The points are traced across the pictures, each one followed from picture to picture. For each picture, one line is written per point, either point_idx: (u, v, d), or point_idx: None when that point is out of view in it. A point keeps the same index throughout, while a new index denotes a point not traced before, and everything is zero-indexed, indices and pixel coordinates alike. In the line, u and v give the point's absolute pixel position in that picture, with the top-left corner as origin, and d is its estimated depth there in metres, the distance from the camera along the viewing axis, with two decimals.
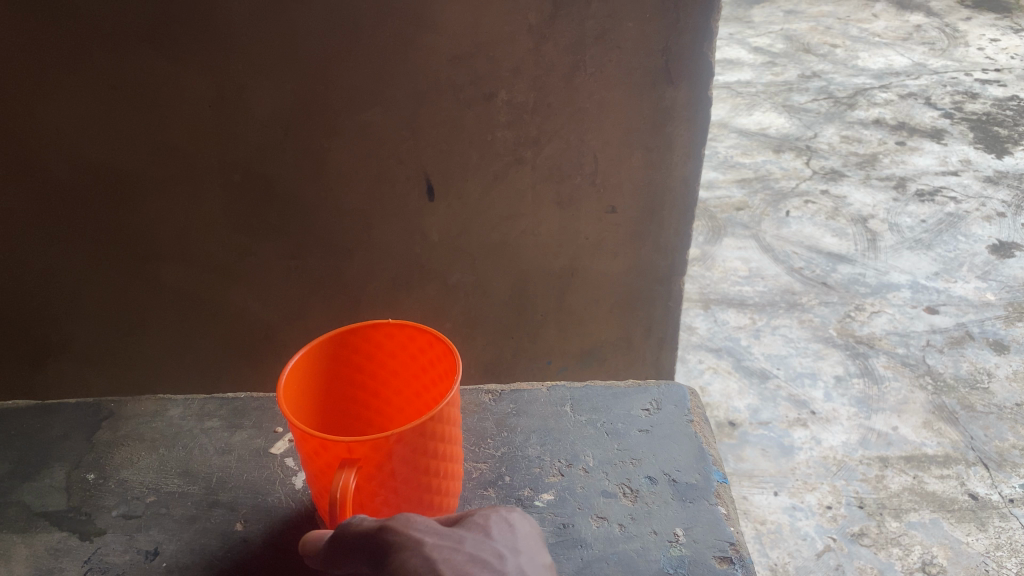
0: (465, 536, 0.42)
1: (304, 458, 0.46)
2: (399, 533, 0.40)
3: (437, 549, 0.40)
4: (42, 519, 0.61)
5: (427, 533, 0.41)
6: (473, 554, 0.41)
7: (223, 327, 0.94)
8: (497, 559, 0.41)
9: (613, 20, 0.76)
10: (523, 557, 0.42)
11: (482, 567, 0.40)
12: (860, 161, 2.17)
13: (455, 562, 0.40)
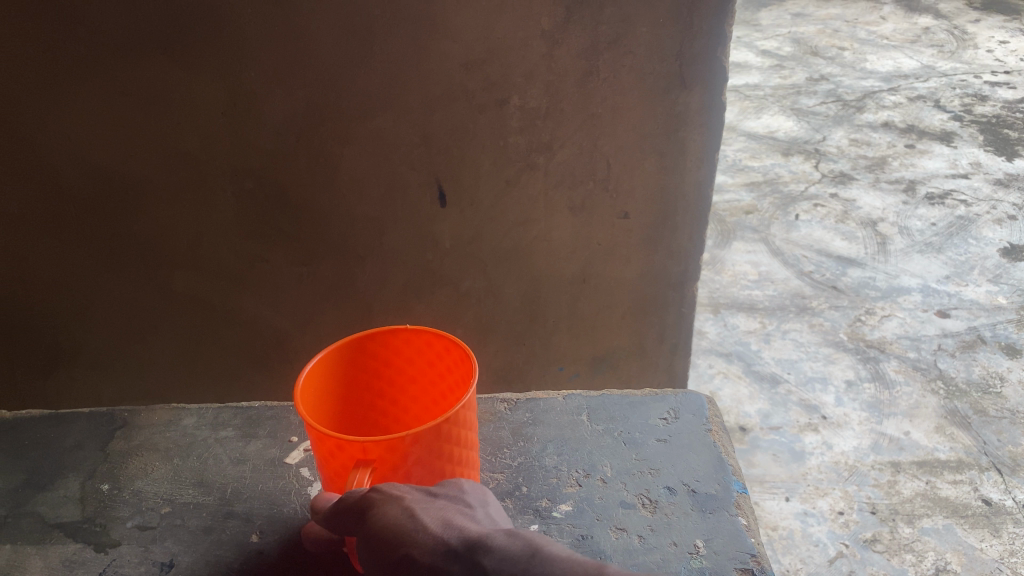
0: (441, 491, 0.43)
1: (321, 462, 0.46)
2: (379, 488, 0.41)
3: (417, 501, 0.41)
4: (57, 530, 0.60)
5: (405, 489, 0.42)
6: (451, 505, 0.42)
7: (235, 334, 0.93)
8: (470, 507, 0.42)
9: (627, 24, 0.76)
10: (495, 511, 0.44)
11: (460, 515, 0.41)
12: (869, 164, 2.15)
13: (434, 510, 0.41)
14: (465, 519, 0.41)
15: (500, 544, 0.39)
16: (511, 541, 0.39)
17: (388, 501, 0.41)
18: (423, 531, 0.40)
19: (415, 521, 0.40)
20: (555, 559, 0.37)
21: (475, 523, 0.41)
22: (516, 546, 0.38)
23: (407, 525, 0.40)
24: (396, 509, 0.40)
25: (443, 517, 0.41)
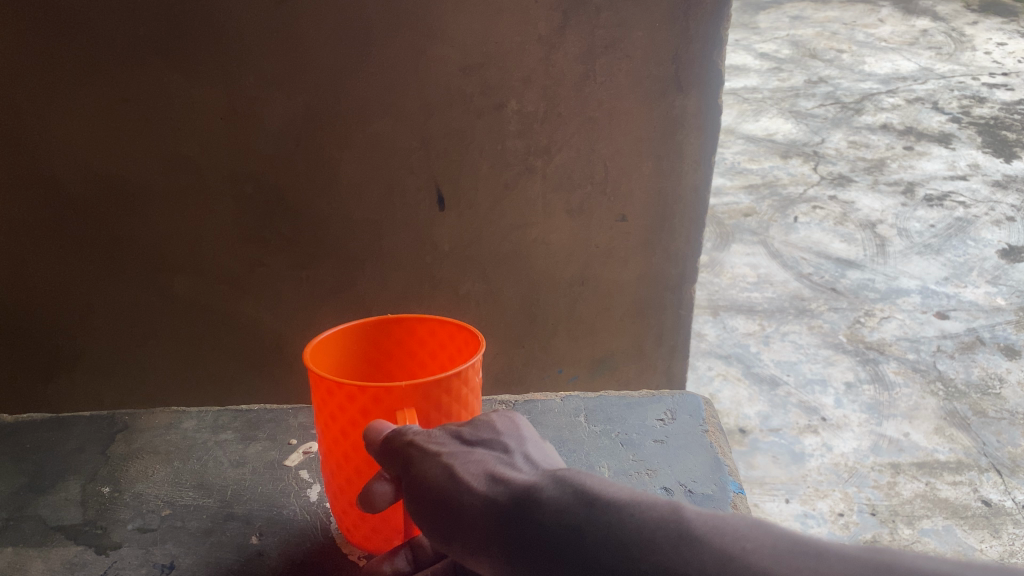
0: (476, 437, 0.41)
1: (341, 430, 0.45)
2: (416, 444, 0.40)
3: (454, 453, 0.40)
4: (57, 532, 0.61)
5: (442, 438, 0.41)
6: (491, 452, 0.40)
7: (236, 337, 0.91)
8: (509, 452, 0.40)
9: (623, 29, 0.78)
10: (539, 449, 0.42)
11: (502, 463, 0.40)
12: (868, 166, 2.16)
13: (475, 461, 0.39)
14: (507, 467, 0.39)
15: (548, 491, 0.36)
16: (559, 487, 0.36)
17: (425, 458, 0.39)
18: (467, 489, 0.38)
19: (458, 479, 0.38)
20: (610, 504, 0.34)
21: (521, 471, 0.39)
22: (567, 494, 0.35)
23: (450, 482, 0.38)
24: (437, 466, 0.39)
25: (485, 470, 0.39)
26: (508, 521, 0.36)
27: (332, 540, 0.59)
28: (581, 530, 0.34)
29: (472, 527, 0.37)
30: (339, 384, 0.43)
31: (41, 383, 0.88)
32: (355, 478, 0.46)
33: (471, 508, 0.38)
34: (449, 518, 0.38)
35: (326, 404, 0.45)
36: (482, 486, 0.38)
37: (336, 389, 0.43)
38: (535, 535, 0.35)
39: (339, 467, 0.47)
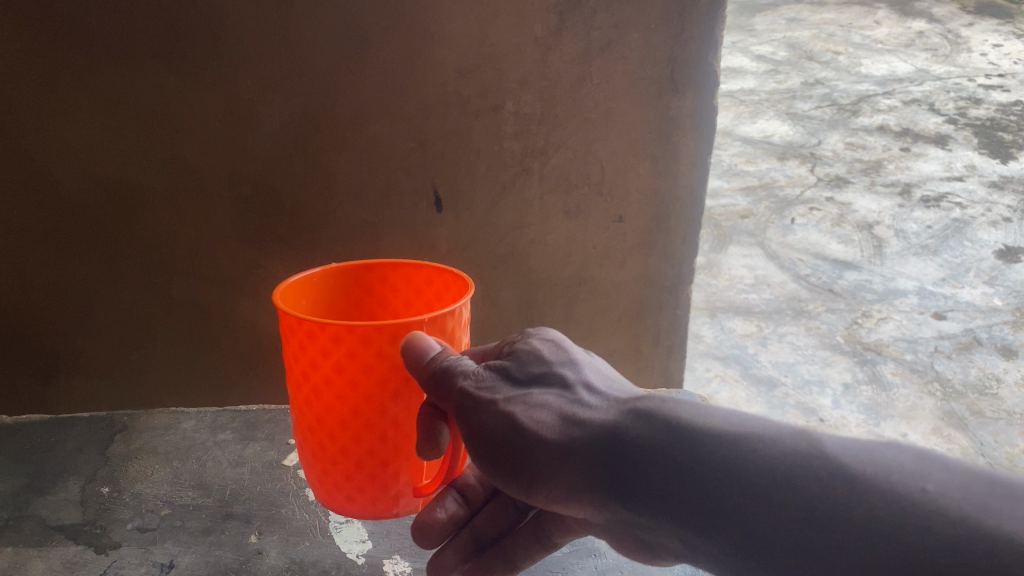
0: (530, 373, 0.46)
1: (353, 378, 0.48)
2: (471, 395, 0.46)
3: (511, 395, 0.45)
4: (57, 532, 0.61)
5: (495, 385, 0.46)
6: (544, 386, 0.46)
7: (234, 342, 0.89)
8: (567, 383, 0.45)
9: (619, 30, 0.78)
10: (587, 370, 0.46)
11: (563, 397, 0.45)
12: (865, 167, 2.17)
13: (534, 401, 0.45)
14: (570, 402, 0.44)
15: (617, 421, 0.41)
16: (626, 416, 0.41)
17: (483, 407, 0.45)
18: (538, 433, 0.43)
19: (525, 424, 0.44)
20: (705, 437, 0.38)
21: (585, 402, 0.44)
22: (645, 431, 0.40)
23: (516, 426, 0.44)
24: (500, 413, 0.45)
25: (551, 409, 0.44)
26: (585, 455, 0.42)
27: (331, 540, 0.61)
28: (676, 463, 0.38)
29: (549, 465, 0.43)
30: (349, 331, 0.46)
31: (43, 386, 0.89)
32: (363, 426, 0.49)
33: (544, 448, 0.43)
34: (525, 461, 0.44)
35: (328, 357, 0.47)
36: (549, 425, 0.43)
37: (344, 336, 0.46)
38: (625, 468, 0.40)
39: (341, 418, 0.49)
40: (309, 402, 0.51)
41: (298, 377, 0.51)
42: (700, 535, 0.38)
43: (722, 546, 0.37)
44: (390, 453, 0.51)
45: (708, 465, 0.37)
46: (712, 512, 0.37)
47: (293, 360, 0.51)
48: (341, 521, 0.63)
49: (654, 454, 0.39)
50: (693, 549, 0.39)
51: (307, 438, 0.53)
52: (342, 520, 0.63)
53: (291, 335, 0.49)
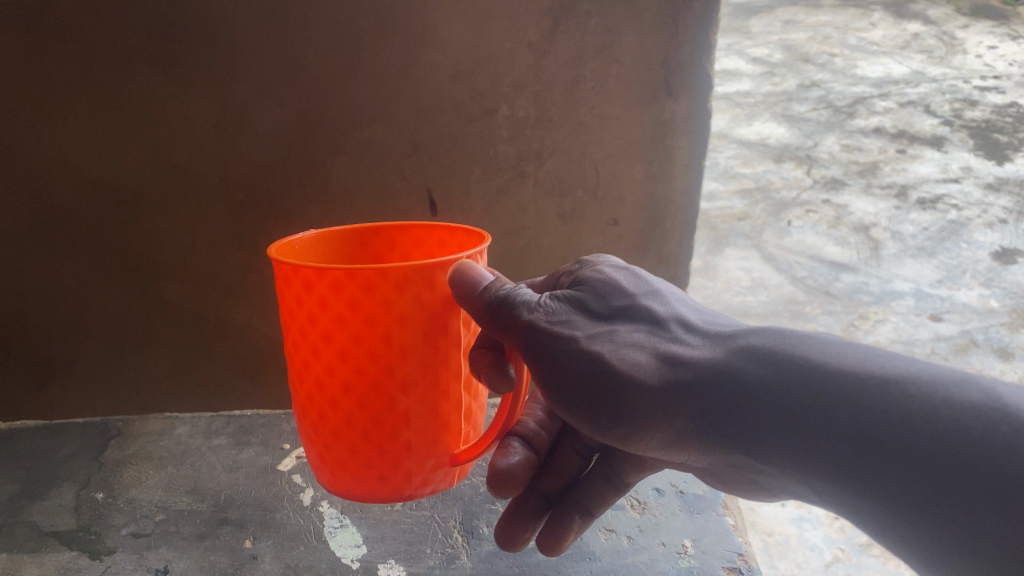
0: (614, 310, 0.49)
1: (386, 333, 0.45)
2: (560, 333, 0.48)
3: (598, 332, 0.48)
4: (52, 538, 0.61)
5: (579, 322, 0.48)
6: (628, 322, 0.48)
7: (229, 349, 0.87)
8: (655, 322, 0.49)
9: (613, 34, 0.79)
10: (667, 305, 0.50)
11: (655, 337, 0.48)
12: (860, 169, 2.13)
13: (623, 337, 0.47)
14: (664, 341, 0.47)
15: (727, 360, 0.45)
16: (735, 355, 0.45)
17: (569, 343, 0.48)
18: (639, 372, 0.46)
19: (624, 363, 0.46)
20: (849, 379, 0.40)
21: (677, 341, 0.47)
22: (769, 376, 0.42)
23: (612, 363, 0.47)
24: (592, 350, 0.47)
25: (647, 348, 0.47)
26: (687, 388, 0.45)
27: (326, 545, 0.62)
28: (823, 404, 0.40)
29: (647, 398, 0.46)
30: (384, 277, 0.44)
31: (36, 395, 0.88)
32: (398, 388, 0.47)
33: (643, 383, 0.46)
34: (618, 396, 0.47)
35: (359, 312, 0.45)
36: (645, 362, 0.46)
37: (379, 284, 0.44)
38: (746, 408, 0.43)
39: (372, 384, 0.46)
40: (327, 373, 0.47)
41: (311, 348, 0.47)
42: (807, 457, 0.41)
43: (833, 467, 0.40)
44: (424, 416, 0.48)
45: (828, 393, 0.40)
46: (827, 436, 0.40)
47: (303, 329, 0.47)
48: (336, 527, 0.64)
49: (767, 382, 0.43)
50: (790, 469, 0.43)
51: (323, 417, 0.49)
52: (337, 525, 0.64)
53: (304, 298, 0.46)
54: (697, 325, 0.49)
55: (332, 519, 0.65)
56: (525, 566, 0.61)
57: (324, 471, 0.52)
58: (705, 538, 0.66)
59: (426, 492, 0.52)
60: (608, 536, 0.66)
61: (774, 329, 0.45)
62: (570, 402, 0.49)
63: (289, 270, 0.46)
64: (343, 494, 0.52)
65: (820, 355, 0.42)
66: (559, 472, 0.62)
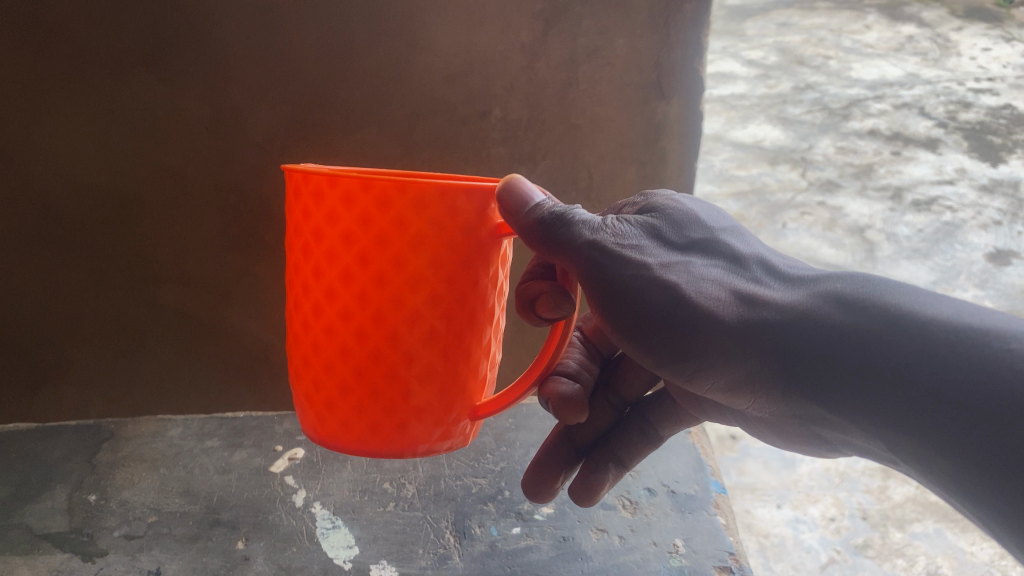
0: (690, 242, 0.48)
1: (433, 261, 0.41)
2: (637, 262, 0.47)
3: (674, 261, 0.47)
4: (44, 540, 0.61)
5: (652, 248, 0.47)
6: (702, 255, 0.48)
7: (222, 351, 0.88)
8: (732, 258, 0.48)
9: (605, 36, 0.79)
10: (742, 240, 0.50)
11: (732, 275, 0.48)
12: (857, 171, 1.85)
13: (699, 270, 0.47)
14: (741, 281, 0.47)
15: (815, 307, 0.45)
16: (824, 301, 0.45)
17: (643, 270, 0.47)
18: (717, 311, 0.46)
19: (701, 301, 0.46)
20: (922, 329, 0.41)
21: (754, 281, 0.47)
22: (862, 323, 0.43)
23: (688, 294, 0.46)
24: (668, 280, 0.46)
25: (725, 286, 0.47)
26: (766, 325, 0.46)
27: (318, 546, 0.63)
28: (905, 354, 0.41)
29: (720, 333, 0.47)
30: (439, 195, 0.40)
31: (22, 402, 0.84)
32: (438, 323, 0.42)
33: (720, 319, 0.46)
34: (690, 328, 0.47)
35: (407, 231, 0.40)
36: (722, 297, 0.46)
37: (432, 202, 0.40)
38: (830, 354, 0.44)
39: (410, 316, 0.41)
40: (357, 303, 0.41)
41: (337, 276, 0.41)
42: (874, 394, 0.43)
43: (897, 405, 0.42)
44: (458, 359, 0.44)
45: (911, 337, 0.41)
46: (898, 376, 0.41)
47: (328, 252, 0.41)
48: (329, 528, 0.65)
49: (850, 323, 0.43)
50: (852, 404, 0.44)
51: (343, 357, 0.42)
52: (330, 526, 0.65)
53: (338, 215, 0.40)
54: (768, 262, 0.49)
55: (325, 520, 0.66)
56: (518, 566, 0.62)
57: (331, 426, 0.45)
58: (696, 537, 0.67)
59: (442, 449, 0.47)
60: (600, 535, 0.66)
61: (852, 273, 0.46)
62: (632, 331, 0.49)
63: (323, 182, 0.41)
64: (351, 451, 0.45)
65: (901, 301, 0.43)
66: (593, 424, 0.66)
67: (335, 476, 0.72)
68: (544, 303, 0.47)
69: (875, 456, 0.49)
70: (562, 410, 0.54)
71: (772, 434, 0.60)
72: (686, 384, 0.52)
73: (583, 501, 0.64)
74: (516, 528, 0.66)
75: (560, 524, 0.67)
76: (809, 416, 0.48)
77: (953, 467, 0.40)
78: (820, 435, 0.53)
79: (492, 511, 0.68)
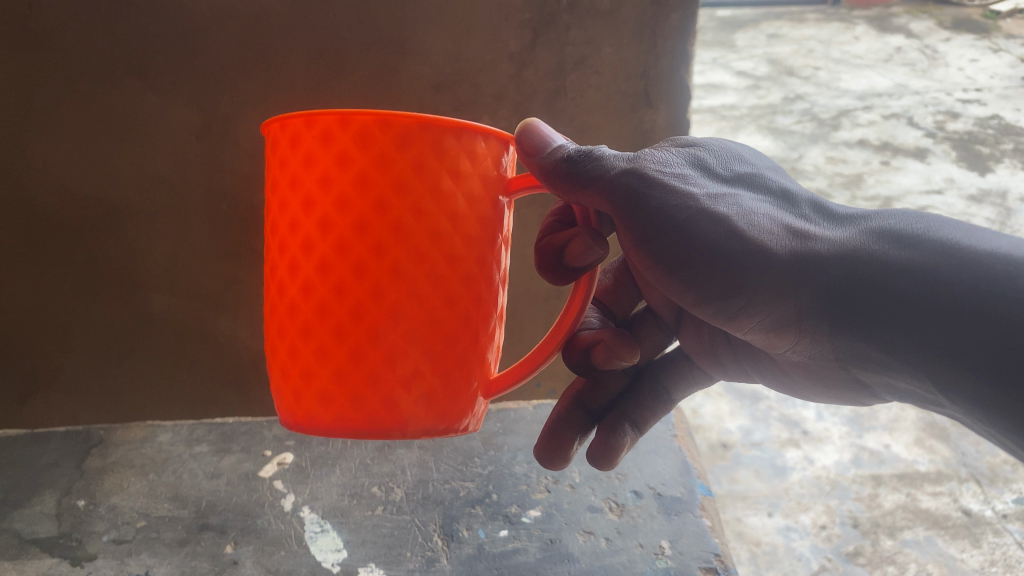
0: (731, 178, 0.46)
1: (447, 207, 0.39)
2: (677, 190, 0.44)
3: (721, 192, 0.44)
4: (33, 544, 0.64)
5: (697, 178, 0.45)
6: (749, 189, 0.45)
7: (212, 360, 0.85)
8: (776, 195, 0.46)
9: (592, 45, 0.81)
10: (785, 179, 0.47)
11: (781, 209, 0.45)
12: (846, 181, 2.14)
13: (747, 203, 0.44)
14: (789, 215, 0.45)
15: (868, 243, 0.42)
16: (877, 238, 0.42)
17: (688, 201, 0.44)
18: (768, 243, 0.43)
19: (747, 237, 0.43)
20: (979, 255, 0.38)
21: (801, 218, 0.45)
22: (927, 256, 0.40)
23: (736, 227, 0.43)
24: (715, 211, 0.43)
25: (773, 217, 0.44)
26: (818, 262, 0.43)
27: (307, 550, 0.64)
28: (978, 288, 0.38)
29: (768, 269, 0.43)
30: (459, 138, 0.39)
31: (10, 411, 0.82)
32: (458, 280, 0.40)
33: (771, 254, 0.43)
34: (736, 263, 0.44)
35: (428, 174, 0.38)
36: (774, 231, 0.43)
37: (451, 145, 0.39)
38: (890, 293, 0.41)
39: (432, 269, 0.39)
40: (374, 255, 0.38)
41: (350, 226, 0.38)
42: (924, 334, 0.40)
43: (950, 344, 0.39)
44: (475, 325, 0.42)
45: (967, 270, 0.38)
46: (951, 312, 0.38)
47: (340, 199, 0.38)
48: (318, 532, 0.66)
49: (904, 259, 0.40)
50: (901, 344, 0.41)
51: (356, 317, 0.38)
52: (319, 530, 0.66)
53: (352, 157, 0.38)
54: (820, 201, 0.46)
55: (313, 524, 0.67)
56: (505, 569, 0.63)
57: (339, 404, 0.40)
58: (682, 539, 0.68)
59: (455, 429, 0.43)
60: (587, 538, 0.67)
61: (906, 210, 0.43)
62: (672, 268, 0.46)
63: (333, 123, 0.38)
64: (358, 433, 0.41)
65: (960, 236, 0.40)
66: (606, 387, 0.65)
67: (324, 481, 0.72)
68: (574, 247, 0.49)
69: (916, 401, 0.46)
70: (613, 348, 0.54)
71: (806, 387, 0.58)
72: (727, 325, 0.49)
73: (601, 465, 0.61)
74: (504, 531, 0.67)
75: (548, 527, 0.68)
76: (855, 358, 0.46)
77: (997, 408, 0.38)
78: (861, 380, 0.50)
79: (480, 514, 0.69)
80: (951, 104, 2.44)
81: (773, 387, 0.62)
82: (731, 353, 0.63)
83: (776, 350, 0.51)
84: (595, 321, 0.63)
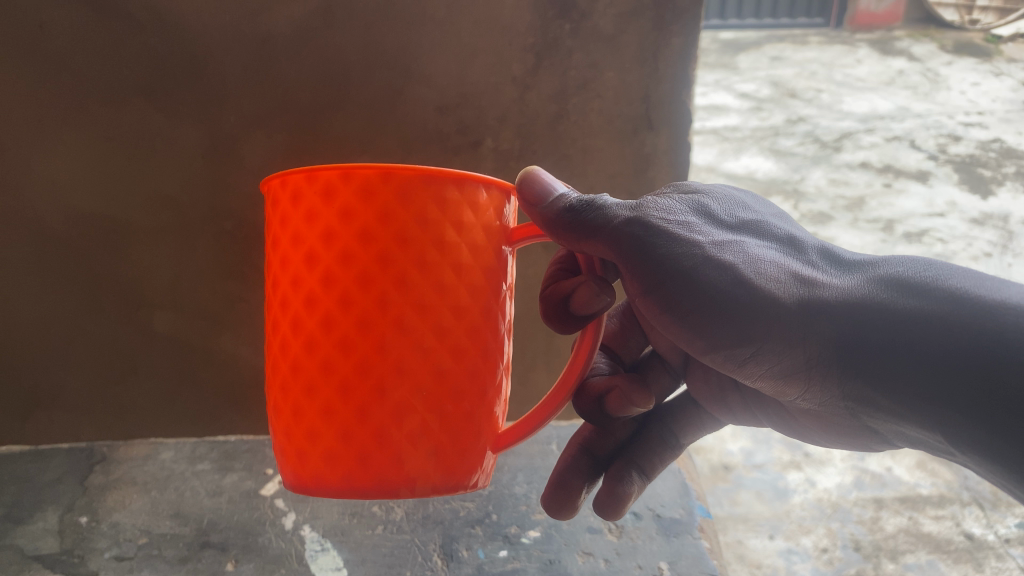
0: (737, 225, 0.46)
1: (450, 256, 0.40)
2: (683, 237, 0.45)
3: (726, 240, 0.45)
4: (35, 561, 0.66)
5: (702, 226, 0.46)
6: (754, 237, 0.46)
7: (217, 381, 0.83)
8: (780, 241, 0.46)
9: (594, 70, 0.81)
10: (789, 225, 0.48)
11: (786, 256, 0.45)
12: (849, 204, 2.14)
13: (753, 250, 0.45)
14: (794, 261, 0.45)
15: (876, 290, 0.42)
16: (885, 285, 0.42)
17: (695, 248, 0.45)
18: (773, 290, 0.44)
19: (750, 285, 0.44)
20: (986, 302, 0.39)
21: (806, 262, 0.45)
22: (935, 304, 0.40)
23: (743, 275, 0.44)
24: (721, 258, 0.44)
25: (778, 263, 0.45)
26: (824, 309, 0.43)
27: (307, 568, 0.66)
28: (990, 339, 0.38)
29: (776, 318, 0.44)
30: (461, 189, 0.41)
31: (11, 428, 0.81)
32: (464, 331, 0.41)
33: (777, 302, 0.44)
34: (744, 311, 0.44)
35: (432, 225, 0.39)
36: (781, 279, 0.44)
37: (454, 195, 0.40)
38: (902, 343, 0.41)
39: (439, 321, 0.40)
40: (378, 308, 0.38)
41: (353, 280, 0.39)
42: (935, 384, 0.40)
43: (964, 396, 0.39)
44: (479, 376, 0.42)
45: (976, 320, 0.38)
46: (962, 362, 0.38)
47: (343, 254, 0.39)
48: (318, 550, 0.67)
49: (910, 306, 0.41)
50: (909, 392, 0.41)
51: (362, 373, 0.39)
52: (319, 548, 0.67)
53: (354, 211, 0.39)
54: (827, 248, 0.46)
55: (314, 543, 0.68)
56: None
57: (345, 463, 0.40)
58: (681, 561, 0.68)
59: (466, 485, 0.44)
60: (586, 559, 0.67)
61: (914, 256, 0.43)
62: (681, 316, 0.47)
63: (335, 177, 0.39)
64: (364, 493, 0.41)
65: (968, 285, 0.40)
66: (614, 434, 0.66)
67: (325, 498, 0.72)
68: (579, 295, 0.50)
69: (929, 448, 0.46)
70: (628, 395, 0.54)
71: (817, 434, 0.58)
72: (736, 372, 0.49)
73: (608, 515, 0.61)
74: (504, 551, 0.68)
75: (547, 548, 0.68)
76: (868, 409, 0.46)
77: (1006, 457, 0.38)
78: (873, 428, 0.50)
79: (479, 535, 0.69)
80: (953, 127, 2.47)
81: (783, 433, 0.63)
82: (740, 399, 0.64)
83: (787, 398, 0.51)
84: (603, 367, 0.64)
